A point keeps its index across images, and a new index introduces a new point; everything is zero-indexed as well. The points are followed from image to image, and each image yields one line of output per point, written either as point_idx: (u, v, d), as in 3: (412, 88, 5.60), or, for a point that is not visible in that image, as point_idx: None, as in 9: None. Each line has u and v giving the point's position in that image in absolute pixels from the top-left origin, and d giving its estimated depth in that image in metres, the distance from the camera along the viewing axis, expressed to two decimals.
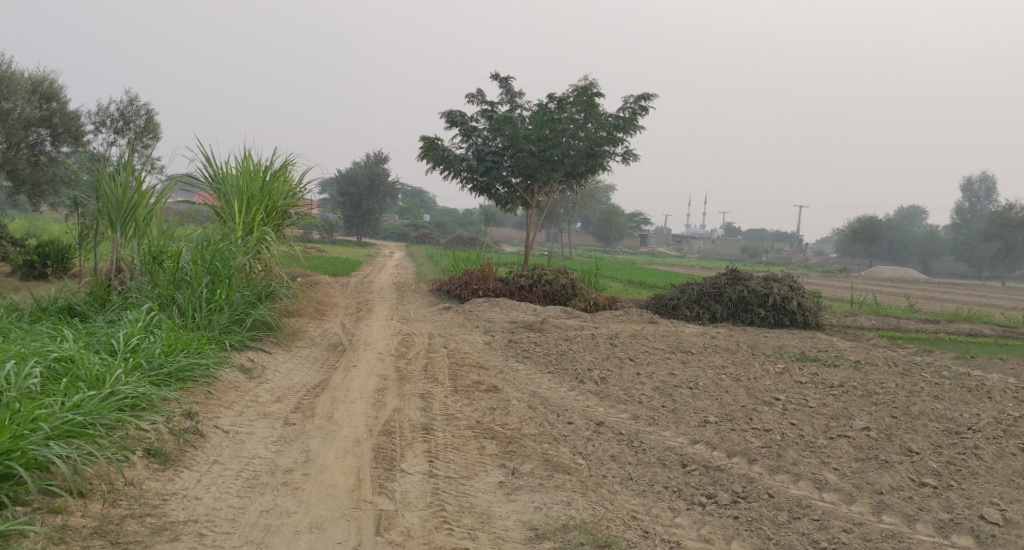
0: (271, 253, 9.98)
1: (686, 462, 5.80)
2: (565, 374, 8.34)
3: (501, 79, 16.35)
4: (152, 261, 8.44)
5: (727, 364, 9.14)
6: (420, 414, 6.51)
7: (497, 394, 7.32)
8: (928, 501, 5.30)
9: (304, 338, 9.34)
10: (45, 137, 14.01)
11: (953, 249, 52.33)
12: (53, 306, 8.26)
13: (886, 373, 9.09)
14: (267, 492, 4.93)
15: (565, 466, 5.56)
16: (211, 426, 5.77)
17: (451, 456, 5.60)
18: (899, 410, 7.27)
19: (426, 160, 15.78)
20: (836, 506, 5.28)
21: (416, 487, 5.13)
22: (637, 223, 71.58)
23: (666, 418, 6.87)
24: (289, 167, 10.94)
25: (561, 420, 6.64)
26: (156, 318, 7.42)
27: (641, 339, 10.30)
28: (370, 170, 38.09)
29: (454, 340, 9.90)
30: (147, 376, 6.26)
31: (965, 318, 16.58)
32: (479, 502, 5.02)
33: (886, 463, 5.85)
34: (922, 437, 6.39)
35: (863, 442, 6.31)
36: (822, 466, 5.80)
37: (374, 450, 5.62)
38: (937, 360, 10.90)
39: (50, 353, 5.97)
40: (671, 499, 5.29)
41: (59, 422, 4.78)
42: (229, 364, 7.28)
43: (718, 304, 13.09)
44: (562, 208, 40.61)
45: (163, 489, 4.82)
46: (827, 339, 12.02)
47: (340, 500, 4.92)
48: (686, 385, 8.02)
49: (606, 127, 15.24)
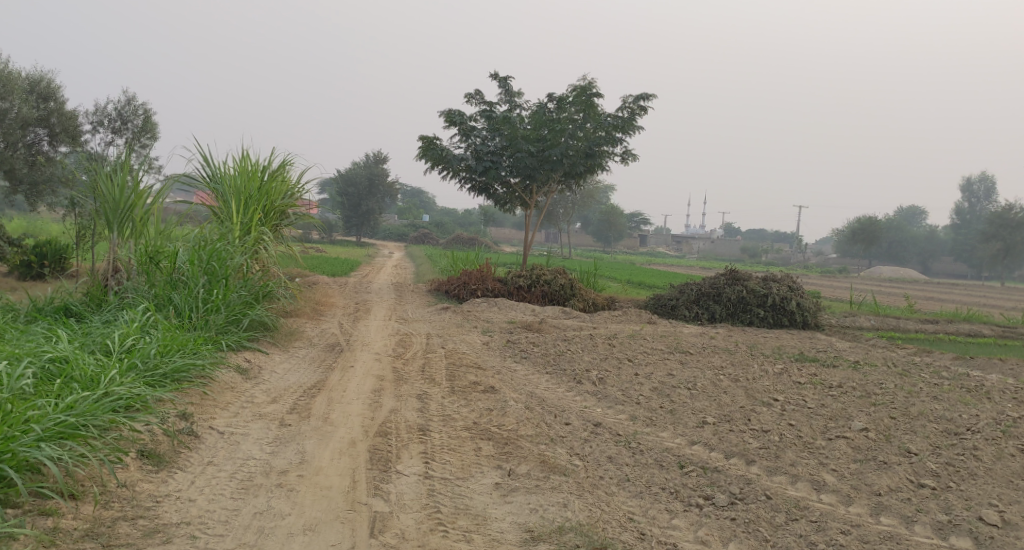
0: (269, 253, 9.95)
1: (684, 463, 5.77)
2: (563, 375, 8.31)
3: (500, 78, 16.32)
4: (148, 261, 8.39)
5: (725, 364, 9.12)
6: (416, 415, 6.48)
7: (495, 395, 7.29)
8: (927, 502, 5.27)
9: (302, 338, 9.31)
10: (42, 137, 13.98)
11: (953, 249, 52.31)
12: (49, 306, 8.24)
13: (886, 374, 9.06)
14: (261, 494, 4.89)
15: (562, 467, 5.53)
16: (206, 427, 5.74)
17: (447, 457, 5.57)
18: (898, 410, 7.24)
19: (425, 160, 15.76)
20: (834, 507, 5.24)
21: (411, 488, 5.10)
22: (637, 223, 71.53)
23: (664, 419, 6.84)
24: (288, 167, 10.90)
25: (559, 420, 6.62)
26: (152, 318, 7.39)
27: (640, 340, 10.28)
28: (370, 170, 38.13)
29: (453, 340, 9.88)
30: (142, 376, 6.23)
31: (965, 319, 16.55)
32: (474, 504, 4.99)
33: (884, 464, 5.82)
34: (921, 438, 6.36)
35: (862, 443, 6.28)
36: (820, 468, 5.77)
37: (369, 451, 5.59)
38: (937, 360, 10.88)
39: (44, 354, 5.95)
40: (668, 500, 5.26)
41: (52, 424, 4.75)
42: (226, 365, 7.26)
43: (718, 304, 13.07)
44: (562, 208, 40.58)
45: (156, 491, 4.79)
46: (827, 340, 12.00)
47: (335, 502, 4.88)
48: (684, 386, 7.99)
49: (605, 127, 15.21)
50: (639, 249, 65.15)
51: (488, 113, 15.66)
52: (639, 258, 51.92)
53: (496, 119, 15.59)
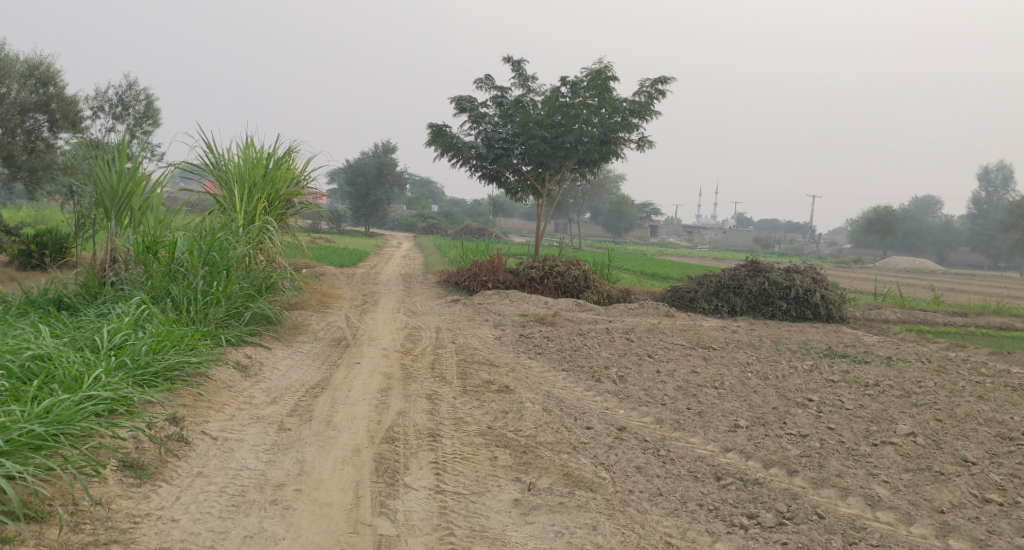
0: (274, 243, 9.40)
1: (720, 474, 5.28)
2: (580, 373, 7.79)
3: (512, 62, 15.78)
4: (146, 252, 7.86)
5: (752, 361, 8.58)
6: (427, 419, 5.97)
7: (509, 396, 6.78)
8: (998, 522, 4.77)
9: (306, 332, 8.81)
10: (42, 123, 13.50)
11: (970, 240, 51.16)
12: (43, 297, 7.82)
13: (922, 370, 8.50)
14: (253, 513, 4.41)
15: (588, 481, 5.02)
16: (198, 432, 5.26)
17: (459, 468, 5.07)
18: (943, 412, 6.70)
19: (434, 147, 15.16)
20: (894, 527, 4.75)
21: (421, 506, 4.61)
22: (648, 214, 70.33)
23: (693, 422, 6.32)
24: (294, 153, 10.39)
25: (579, 425, 6.10)
26: (146, 312, 6.93)
27: (659, 334, 9.73)
28: (378, 160, 37.51)
29: (463, 335, 9.35)
30: (132, 376, 5.76)
31: (996, 311, 15.90)
32: (492, 524, 4.50)
33: (941, 476, 5.30)
34: (975, 444, 5.84)
35: (912, 450, 5.74)
36: (870, 479, 5.27)
37: (375, 461, 5.10)
38: (972, 356, 10.33)
39: (25, 351, 5.48)
40: (708, 520, 4.75)
41: (18, 434, 4.28)
42: (224, 362, 6.78)
43: (738, 296, 12.48)
44: (572, 197, 39.83)
45: (135, 509, 4.31)
46: (854, 334, 11.37)
47: (336, 523, 4.40)
48: (711, 385, 7.45)
49: (621, 113, 14.55)
50: (649, 240, 64.32)
51: (498, 100, 15.15)
52: (648, 249, 51.26)
53: (507, 105, 15.07)
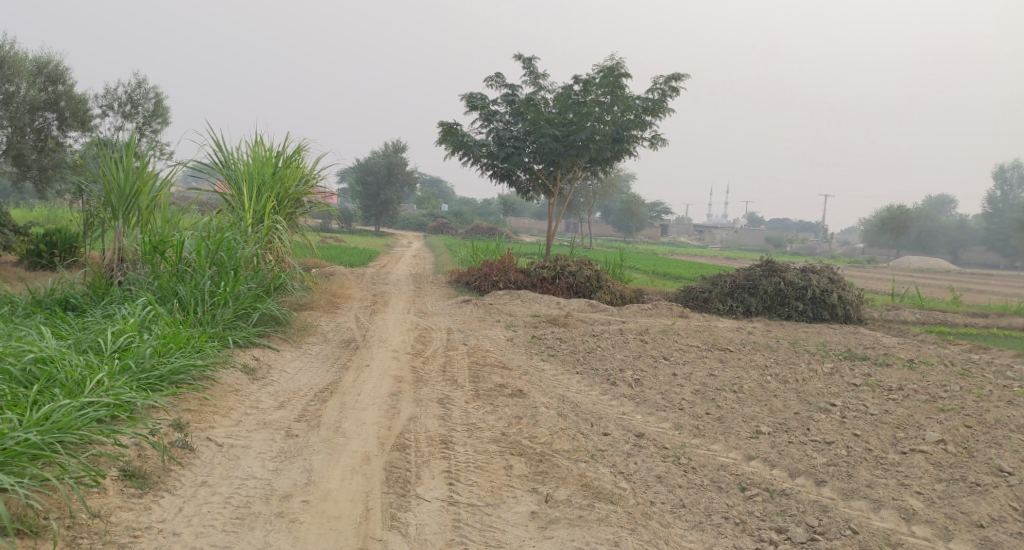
0: (283, 243, 9.23)
1: (745, 484, 5.06)
2: (595, 375, 7.57)
3: (523, 60, 15.56)
4: (153, 252, 7.65)
5: (770, 363, 8.34)
6: (438, 424, 5.78)
7: (523, 400, 6.57)
8: None
9: (315, 333, 8.62)
10: (50, 121, 13.38)
11: (985, 239, 50.54)
12: (49, 298, 7.62)
13: (946, 374, 8.24)
14: (258, 526, 4.24)
15: (608, 493, 4.80)
16: (203, 439, 5.08)
17: (473, 477, 4.88)
18: (972, 417, 6.46)
19: (445, 145, 14.94)
20: (931, 543, 4.53)
21: (434, 519, 4.42)
22: (659, 213, 69.84)
23: (713, 428, 6.10)
24: (303, 152, 10.20)
25: (596, 431, 5.89)
26: (152, 313, 6.74)
27: (675, 336, 9.51)
28: (388, 160, 37.28)
29: (474, 336, 9.17)
30: (135, 380, 5.59)
31: (1016, 312, 15.57)
32: (509, 539, 4.31)
33: (977, 487, 5.07)
34: (1009, 452, 5.59)
35: (943, 458, 5.51)
36: (902, 490, 5.04)
37: (386, 471, 4.91)
38: (996, 358, 10.06)
39: (27, 354, 5.32)
40: (734, 535, 4.55)
41: (13, 444, 4.14)
42: (231, 365, 6.58)
43: (754, 296, 12.23)
44: (582, 197, 39.58)
45: (135, 522, 4.15)
46: (873, 336, 11.11)
47: (345, 538, 4.22)
48: (729, 389, 7.22)
49: (634, 110, 14.33)
50: (660, 239, 63.96)
51: (510, 97, 14.86)
52: (659, 248, 50.89)
53: (518, 103, 14.81)
